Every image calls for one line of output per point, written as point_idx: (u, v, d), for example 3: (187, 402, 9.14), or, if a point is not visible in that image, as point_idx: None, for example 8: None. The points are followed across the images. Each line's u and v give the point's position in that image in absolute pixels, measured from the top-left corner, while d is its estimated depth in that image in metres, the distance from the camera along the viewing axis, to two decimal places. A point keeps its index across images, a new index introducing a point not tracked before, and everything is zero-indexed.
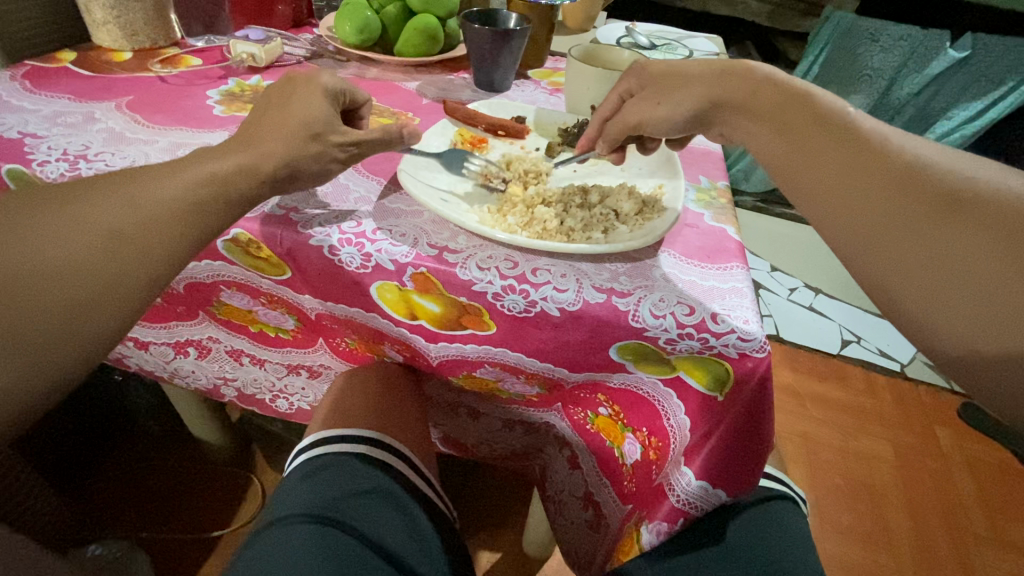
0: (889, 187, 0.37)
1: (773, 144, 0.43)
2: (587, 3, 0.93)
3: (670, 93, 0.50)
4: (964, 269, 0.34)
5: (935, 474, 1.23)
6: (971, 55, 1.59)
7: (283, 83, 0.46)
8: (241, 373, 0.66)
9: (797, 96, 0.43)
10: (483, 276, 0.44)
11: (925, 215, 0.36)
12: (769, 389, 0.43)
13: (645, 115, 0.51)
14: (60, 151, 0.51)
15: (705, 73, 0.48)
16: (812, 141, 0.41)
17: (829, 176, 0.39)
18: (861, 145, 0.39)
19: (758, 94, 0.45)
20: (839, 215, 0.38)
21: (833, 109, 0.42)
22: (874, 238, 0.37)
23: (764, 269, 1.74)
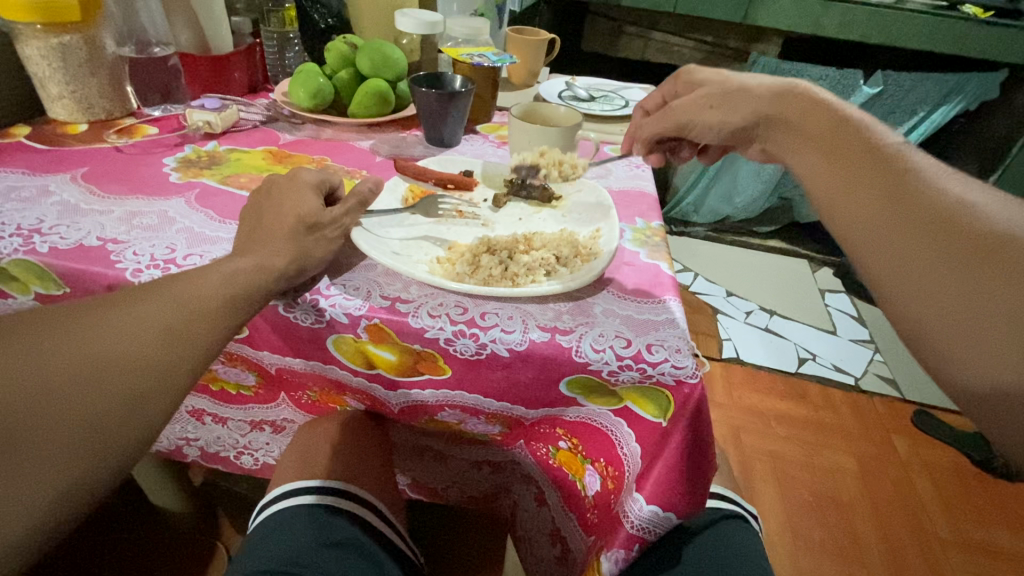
0: (917, 215, 0.39)
1: (813, 165, 0.46)
2: (528, 60, 1.01)
3: (726, 103, 0.55)
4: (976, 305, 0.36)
5: (896, 482, 1.28)
6: (884, 89, 1.76)
7: (268, 186, 0.51)
8: (203, 432, 0.65)
9: (845, 120, 0.46)
10: (435, 323, 0.46)
11: (950, 249, 0.37)
12: (706, 411, 0.47)
13: (698, 115, 0.58)
14: (14, 226, 0.52)
15: (762, 92, 0.52)
16: (853, 164, 0.43)
17: (858, 192, 0.42)
18: (893, 170, 0.42)
19: (805, 117, 0.48)
20: (866, 230, 0.41)
21: (876, 136, 0.44)
22: (898, 266, 0.39)
23: (720, 295, 1.82)
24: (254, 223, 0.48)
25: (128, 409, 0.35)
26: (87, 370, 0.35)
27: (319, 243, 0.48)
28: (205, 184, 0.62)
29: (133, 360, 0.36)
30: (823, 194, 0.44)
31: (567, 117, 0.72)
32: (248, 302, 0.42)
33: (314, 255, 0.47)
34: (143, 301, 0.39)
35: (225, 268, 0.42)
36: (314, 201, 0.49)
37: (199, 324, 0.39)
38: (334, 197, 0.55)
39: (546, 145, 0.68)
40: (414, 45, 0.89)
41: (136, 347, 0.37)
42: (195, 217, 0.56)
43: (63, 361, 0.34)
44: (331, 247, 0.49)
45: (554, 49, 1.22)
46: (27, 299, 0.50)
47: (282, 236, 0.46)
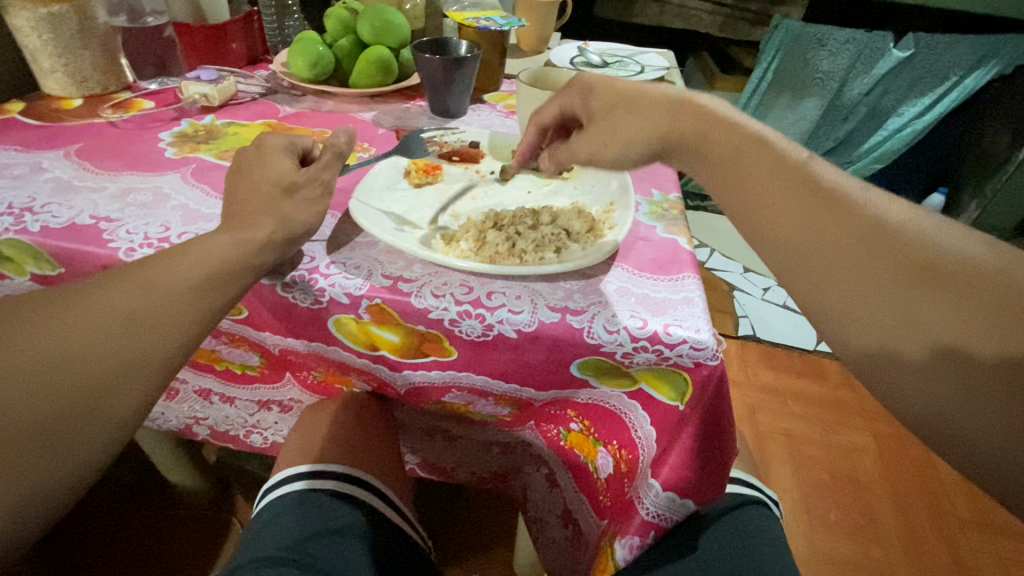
0: (841, 245, 0.36)
1: (726, 190, 0.41)
2: (538, 25, 0.96)
3: (618, 132, 0.44)
4: (900, 307, 0.33)
5: (916, 461, 1.25)
6: (915, 53, 1.66)
7: (239, 159, 0.48)
8: (211, 411, 0.64)
9: (747, 138, 0.41)
10: (439, 303, 0.44)
11: (884, 278, 0.34)
12: (727, 396, 0.45)
13: (594, 154, 0.46)
14: (5, 205, 0.50)
15: (656, 99, 0.44)
16: (764, 189, 0.39)
17: (778, 204, 0.38)
18: (830, 203, 0.37)
19: (716, 141, 0.41)
20: (796, 260, 0.37)
21: (786, 154, 0.40)
22: (825, 294, 0.36)
23: (737, 271, 1.77)
24: (241, 193, 0.46)
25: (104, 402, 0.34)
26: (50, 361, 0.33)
27: (300, 204, 0.46)
28: (201, 159, 0.59)
29: (106, 350, 0.35)
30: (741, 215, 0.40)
31: None
32: (236, 282, 0.40)
33: (297, 218, 0.44)
34: (119, 286, 0.37)
35: (210, 246, 0.41)
36: (298, 166, 0.47)
37: (179, 305, 0.38)
38: (309, 160, 0.52)
39: None
40: (418, 11, 0.85)
41: (111, 333, 0.35)
42: (191, 194, 0.54)
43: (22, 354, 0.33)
44: (313, 208, 0.46)
45: (565, 13, 1.16)
46: (22, 281, 0.49)
47: (271, 209, 0.44)
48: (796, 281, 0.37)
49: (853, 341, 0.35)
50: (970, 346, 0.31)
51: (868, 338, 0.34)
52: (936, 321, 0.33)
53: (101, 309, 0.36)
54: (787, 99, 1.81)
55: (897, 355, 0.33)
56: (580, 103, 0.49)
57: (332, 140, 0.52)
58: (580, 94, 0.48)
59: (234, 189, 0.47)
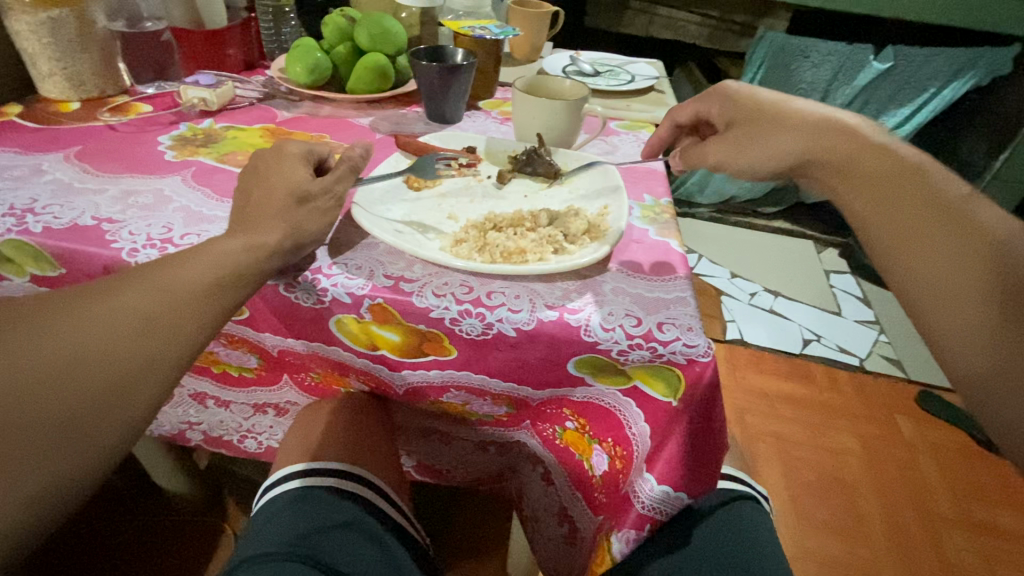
0: (974, 275, 0.38)
1: (864, 205, 0.44)
2: (531, 34, 0.98)
3: (766, 142, 0.50)
4: (1005, 335, 0.36)
5: (900, 462, 1.28)
6: (894, 65, 1.71)
7: (255, 163, 0.49)
8: (206, 416, 0.65)
9: (898, 164, 0.44)
10: (440, 303, 0.45)
11: (1010, 315, 0.36)
12: (719, 392, 0.46)
13: (726, 160, 0.54)
14: (6, 206, 0.50)
15: (807, 120, 0.49)
16: (903, 210, 0.42)
17: (916, 224, 0.41)
18: (975, 236, 0.39)
19: (859, 161, 0.45)
20: (923, 280, 0.39)
21: (935, 183, 0.42)
22: (951, 319, 0.38)
23: (725, 276, 1.80)
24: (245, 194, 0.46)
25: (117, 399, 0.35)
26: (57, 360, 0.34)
27: (311, 215, 0.46)
28: (201, 162, 0.60)
29: (119, 348, 0.36)
30: (877, 228, 0.43)
31: (573, 91, 0.70)
32: (244, 284, 0.41)
33: (308, 226, 0.46)
34: (130, 286, 0.38)
35: (216, 247, 0.41)
36: (304, 171, 0.48)
37: (185, 305, 0.38)
38: (323, 167, 0.53)
39: (550, 119, 0.67)
40: (414, 19, 0.87)
41: (124, 332, 0.36)
42: (193, 196, 0.55)
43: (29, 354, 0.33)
44: (325, 218, 0.48)
45: (557, 24, 1.18)
46: (22, 281, 0.49)
47: (275, 211, 0.45)
48: (922, 298, 0.39)
49: (970, 362, 0.37)
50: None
51: (984, 357, 0.36)
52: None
53: (114, 309, 0.37)
54: None
55: (1008, 374, 0.35)
56: (732, 113, 0.56)
57: (348, 153, 0.52)
58: (735, 107, 0.55)
59: (239, 191, 0.48)
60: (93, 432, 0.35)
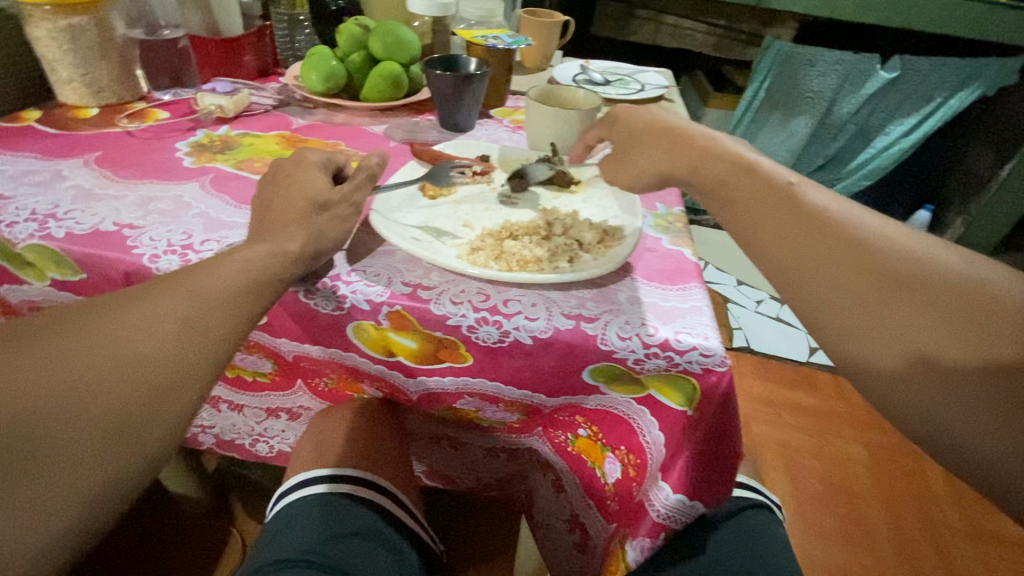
0: (846, 266, 0.39)
1: (732, 215, 0.45)
2: (542, 43, 0.99)
3: (634, 158, 0.52)
4: (867, 310, 0.37)
5: (908, 471, 1.27)
6: (901, 75, 1.70)
7: (275, 168, 0.51)
8: (219, 420, 0.65)
9: (743, 166, 0.45)
10: (457, 310, 0.46)
11: (871, 291, 0.38)
12: (735, 401, 0.46)
13: (611, 179, 0.55)
14: (28, 211, 0.51)
15: (665, 133, 0.50)
16: (763, 214, 0.43)
17: (773, 226, 0.42)
18: (824, 224, 0.40)
19: (713, 171, 0.46)
20: (804, 281, 0.40)
21: (778, 180, 0.44)
22: (827, 311, 0.39)
23: (731, 284, 1.80)
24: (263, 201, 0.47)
25: (144, 406, 0.35)
26: (86, 366, 0.34)
27: (331, 222, 0.47)
28: (218, 169, 0.61)
29: (146, 355, 0.36)
30: (743, 235, 0.44)
31: (586, 100, 0.71)
32: (267, 290, 0.41)
33: (327, 234, 0.46)
34: (157, 293, 0.38)
35: (237, 254, 0.42)
36: (324, 180, 0.49)
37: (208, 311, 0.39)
38: (342, 176, 0.54)
39: (564, 128, 0.67)
40: (426, 27, 0.88)
41: (151, 338, 0.36)
42: (212, 202, 0.55)
43: (59, 358, 0.34)
44: (343, 226, 0.48)
45: (566, 32, 1.19)
46: (43, 285, 0.50)
47: (297, 218, 0.45)
48: (804, 300, 0.40)
49: (871, 356, 0.37)
50: (960, 357, 0.35)
51: (842, 321, 0.38)
52: (947, 332, 0.35)
53: (141, 315, 0.37)
54: (778, 117, 1.86)
55: (866, 332, 0.37)
56: (606, 132, 0.58)
57: (365, 162, 0.53)
58: (608, 125, 0.57)
59: (260, 199, 0.49)
60: (120, 438, 0.35)
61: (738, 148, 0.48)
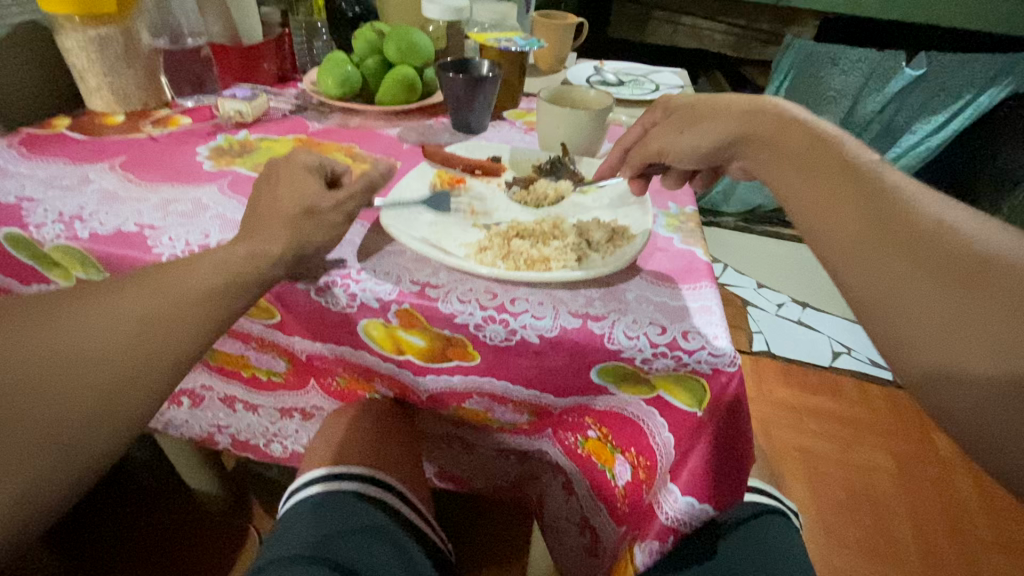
0: (892, 236, 0.38)
1: (789, 179, 0.45)
2: (556, 45, 0.99)
3: (694, 129, 0.52)
4: (912, 280, 0.36)
5: (936, 481, 1.23)
6: (927, 72, 1.67)
7: (264, 175, 0.50)
8: (235, 419, 0.66)
9: (817, 134, 0.45)
10: (464, 308, 0.46)
11: (921, 262, 0.37)
12: (745, 401, 0.46)
13: (667, 150, 0.55)
14: (55, 213, 0.53)
15: (732, 106, 0.51)
16: (824, 177, 0.43)
17: (830, 189, 0.42)
18: (885, 195, 0.40)
19: (779, 137, 0.47)
20: (841, 245, 0.40)
21: (850, 152, 0.43)
22: (873, 274, 0.38)
23: (751, 287, 1.77)
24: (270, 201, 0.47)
25: None
26: None
27: (319, 227, 0.47)
28: (236, 172, 0.62)
29: None
30: (798, 197, 0.44)
31: (598, 101, 0.71)
32: None
33: (313, 240, 0.46)
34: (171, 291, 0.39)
35: (231, 255, 0.43)
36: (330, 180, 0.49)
37: (216, 313, 0.41)
38: (336, 182, 0.53)
39: (575, 130, 0.67)
40: (440, 32, 0.90)
41: None
42: (228, 204, 0.57)
43: None
44: (331, 232, 0.48)
45: (581, 35, 1.19)
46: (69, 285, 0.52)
47: (282, 222, 0.46)
48: (853, 262, 0.39)
49: (892, 324, 0.37)
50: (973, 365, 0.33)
51: (885, 287, 0.37)
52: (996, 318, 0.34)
53: None
54: None
55: (908, 301, 0.36)
56: (662, 115, 0.57)
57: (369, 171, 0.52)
58: (664, 107, 0.57)
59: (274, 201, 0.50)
60: None
61: (808, 120, 0.47)
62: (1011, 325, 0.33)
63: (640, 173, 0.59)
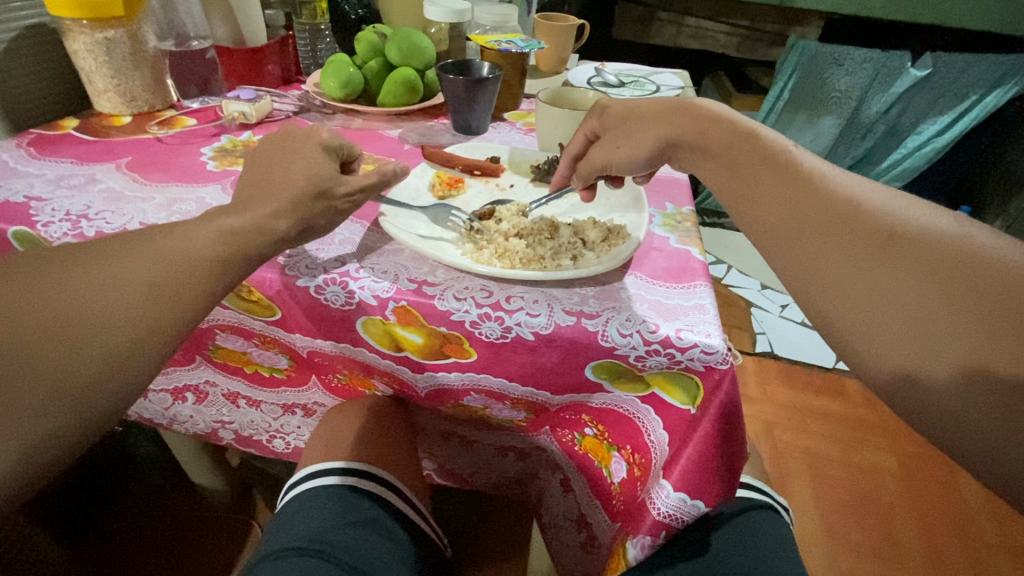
0: (824, 226, 0.38)
1: (722, 180, 0.45)
2: (557, 46, 1.00)
3: (629, 136, 0.52)
4: (839, 267, 0.37)
5: (941, 482, 1.22)
6: (933, 72, 1.65)
7: (293, 141, 0.50)
8: (238, 416, 0.67)
9: (738, 134, 0.45)
10: (460, 306, 0.47)
11: (848, 247, 0.37)
12: (739, 399, 0.46)
13: (609, 160, 0.54)
14: (63, 212, 0.54)
15: (657, 110, 0.50)
16: (752, 176, 0.43)
17: (755, 189, 0.42)
18: (809, 186, 0.40)
19: (706, 136, 0.47)
20: (774, 244, 0.41)
21: (774, 145, 0.44)
22: (808, 270, 0.38)
23: (755, 288, 1.77)
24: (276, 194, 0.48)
25: None
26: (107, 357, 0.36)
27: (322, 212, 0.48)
28: (240, 172, 0.63)
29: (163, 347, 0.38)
30: (729, 198, 0.44)
31: (596, 102, 0.72)
32: None
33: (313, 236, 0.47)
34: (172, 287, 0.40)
35: (236, 219, 0.43)
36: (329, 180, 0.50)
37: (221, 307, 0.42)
38: (348, 167, 0.56)
39: (574, 131, 0.68)
40: (442, 34, 0.91)
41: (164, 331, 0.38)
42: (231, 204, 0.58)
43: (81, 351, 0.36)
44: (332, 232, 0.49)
45: (582, 37, 1.20)
46: None
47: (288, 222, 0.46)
48: (786, 260, 0.40)
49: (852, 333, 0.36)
50: (961, 371, 0.32)
51: (818, 279, 0.38)
52: (923, 291, 0.34)
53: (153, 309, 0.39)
54: (804, 117, 1.82)
55: (840, 289, 0.37)
56: (599, 122, 0.56)
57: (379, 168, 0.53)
58: (600, 113, 0.56)
59: None
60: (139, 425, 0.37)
61: (729, 114, 0.47)
62: (935, 295, 0.34)
63: (589, 184, 0.58)
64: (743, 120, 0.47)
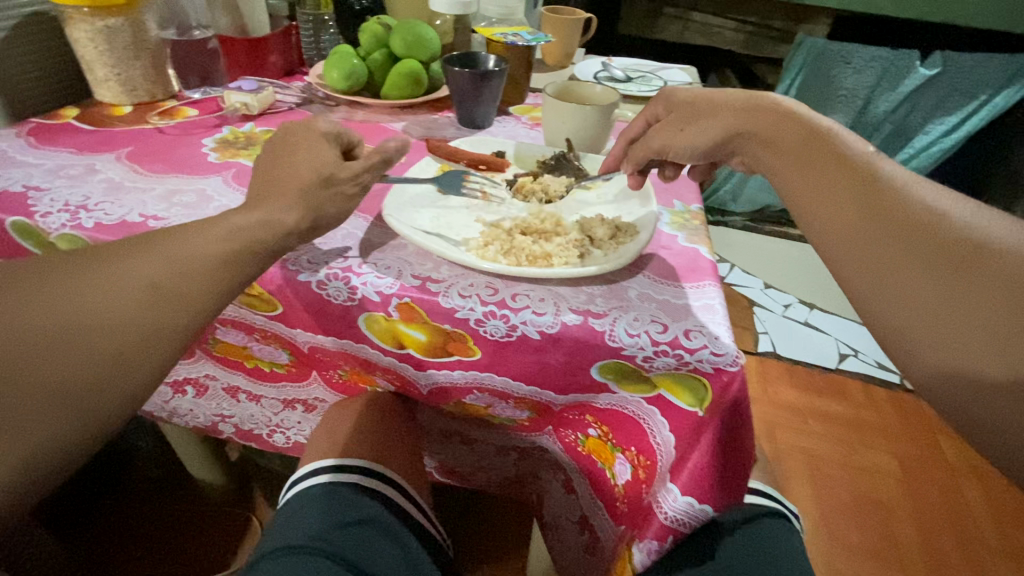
0: (896, 231, 0.38)
1: (789, 175, 0.44)
2: (564, 40, 0.98)
3: (693, 128, 0.52)
4: (911, 275, 0.37)
5: (942, 485, 1.21)
6: (942, 72, 1.64)
7: (298, 134, 0.49)
8: (237, 411, 0.67)
9: (812, 130, 0.44)
10: (465, 303, 0.46)
11: (919, 255, 0.37)
12: (746, 402, 0.45)
13: (668, 144, 0.54)
14: (62, 202, 0.53)
15: (726, 105, 0.50)
16: (822, 175, 0.42)
17: (826, 188, 0.42)
18: (884, 190, 0.40)
19: (776, 132, 0.46)
20: (841, 244, 0.40)
21: (848, 144, 0.43)
22: (875, 273, 0.38)
23: (758, 287, 1.76)
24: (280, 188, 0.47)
25: None
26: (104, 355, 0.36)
27: (335, 198, 0.46)
28: (241, 163, 0.63)
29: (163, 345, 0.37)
30: (795, 193, 0.43)
31: (604, 97, 0.70)
32: None
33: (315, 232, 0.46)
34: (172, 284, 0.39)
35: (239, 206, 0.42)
36: None
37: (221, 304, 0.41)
38: (351, 154, 0.53)
39: (580, 126, 0.67)
40: (447, 26, 0.89)
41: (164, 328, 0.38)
42: (232, 195, 0.57)
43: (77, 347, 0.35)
44: None
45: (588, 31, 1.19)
46: None
47: None
48: (852, 260, 0.39)
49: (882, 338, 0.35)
50: (1001, 379, 0.33)
51: (885, 284, 0.37)
52: (997, 310, 0.34)
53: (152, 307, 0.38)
54: None
55: (908, 298, 0.36)
56: (663, 109, 0.57)
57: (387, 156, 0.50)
58: (665, 102, 0.57)
59: None
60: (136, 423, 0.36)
61: (803, 112, 0.47)
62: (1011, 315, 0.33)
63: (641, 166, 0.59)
64: (818, 118, 0.46)
